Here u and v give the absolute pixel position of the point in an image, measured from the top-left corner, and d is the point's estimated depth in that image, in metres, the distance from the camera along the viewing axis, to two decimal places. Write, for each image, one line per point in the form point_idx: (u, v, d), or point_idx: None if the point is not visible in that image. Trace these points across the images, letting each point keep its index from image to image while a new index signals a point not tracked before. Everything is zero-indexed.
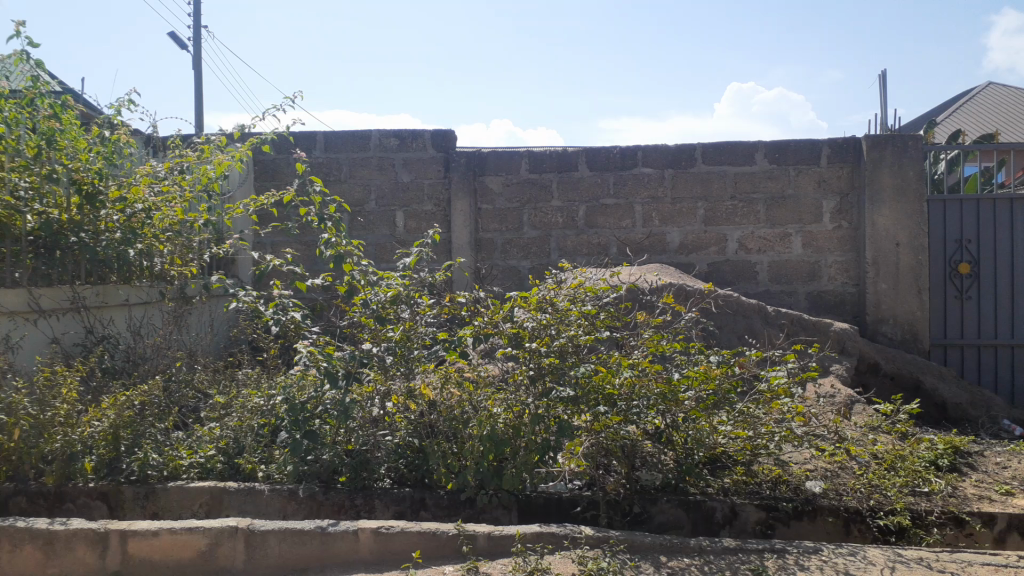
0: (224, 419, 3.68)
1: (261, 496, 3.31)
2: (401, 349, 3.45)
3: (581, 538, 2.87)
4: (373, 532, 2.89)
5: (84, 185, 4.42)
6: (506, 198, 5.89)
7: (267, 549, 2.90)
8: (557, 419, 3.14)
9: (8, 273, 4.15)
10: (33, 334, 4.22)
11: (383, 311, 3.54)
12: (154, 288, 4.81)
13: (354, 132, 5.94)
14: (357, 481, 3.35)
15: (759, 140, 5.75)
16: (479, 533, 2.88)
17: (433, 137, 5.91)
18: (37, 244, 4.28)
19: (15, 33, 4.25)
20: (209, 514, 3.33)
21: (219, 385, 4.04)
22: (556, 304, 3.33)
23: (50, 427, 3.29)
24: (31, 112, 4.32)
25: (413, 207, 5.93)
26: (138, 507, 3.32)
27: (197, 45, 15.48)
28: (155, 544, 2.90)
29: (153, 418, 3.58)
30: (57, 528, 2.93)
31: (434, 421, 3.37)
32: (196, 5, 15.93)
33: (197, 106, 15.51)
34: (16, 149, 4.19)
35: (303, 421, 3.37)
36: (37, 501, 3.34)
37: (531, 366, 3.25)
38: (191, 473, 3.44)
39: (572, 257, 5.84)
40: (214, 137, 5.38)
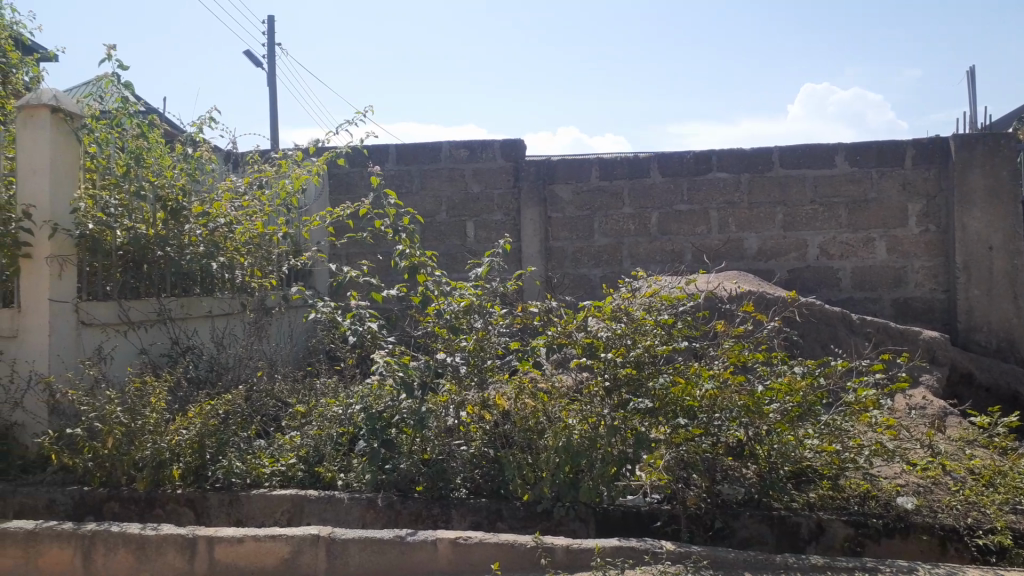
0: (304, 428, 3.77)
1: (341, 504, 3.36)
2: (474, 359, 3.47)
3: (662, 553, 2.81)
4: (452, 543, 2.90)
5: (169, 201, 4.58)
6: (576, 206, 5.86)
7: (348, 558, 2.93)
8: (634, 431, 3.11)
9: (101, 286, 4.33)
10: (123, 346, 4.38)
11: (456, 321, 3.56)
12: (236, 300, 4.95)
13: (425, 143, 6.01)
14: (435, 490, 3.35)
15: (839, 142, 5.57)
16: (556, 545, 2.86)
17: (503, 146, 5.93)
18: (126, 258, 4.42)
19: (107, 57, 4.45)
20: (291, 521, 3.39)
21: (298, 394, 4.12)
22: (631, 314, 3.28)
23: (140, 435, 3.42)
24: (120, 130, 4.54)
25: (483, 217, 5.96)
26: (223, 514, 3.41)
27: (272, 64, 16.00)
28: (241, 550, 2.96)
29: (236, 426, 3.67)
30: (148, 533, 3.02)
31: (509, 431, 3.40)
32: (270, 24, 16.49)
33: (273, 121, 15.97)
34: (106, 167, 4.39)
35: (380, 430, 3.46)
36: (128, 506, 3.44)
37: (607, 376, 3.20)
38: (274, 480, 3.52)
39: (645, 265, 5.77)
40: (292, 152, 5.56)
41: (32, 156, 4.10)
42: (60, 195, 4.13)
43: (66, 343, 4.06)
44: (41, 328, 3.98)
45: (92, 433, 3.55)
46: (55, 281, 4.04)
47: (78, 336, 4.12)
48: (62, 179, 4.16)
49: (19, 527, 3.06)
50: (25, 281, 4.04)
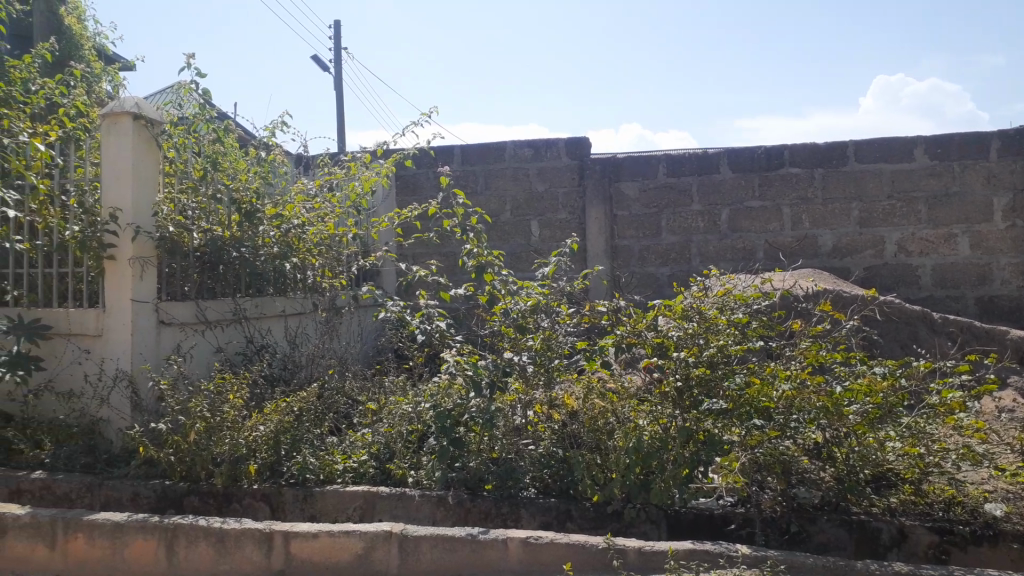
0: (375, 425, 3.86)
1: (412, 501, 3.39)
2: (541, 358, 3.47)
3: (738, 557, 2.75)
4: (523, 542, 2.90)
5: (243, 204, 4.67)
6: (644, 204, 5.79)
7: (420, 555, 2.96)
8: (706, 433, 3.08)
9: (180, 288, 4.51)
10: (201, 344, 4.53)
11: (523, 320, 3.55)
12: (307, 300, 5.14)
13: (490, 143, 6.03)
14: (504, 489, 3.34)
15: (918, 135, 5.38)
16: (628, 547, 2.83)
17: (567, 145, 5.90)
18: (202, 260, 4.58)
19: (188, 66, 4.62)
20: (363, 518, 3.44)
21: (368, 392, 4.20)
22: (703, 312, 3.20)
23: (219, 432, 3.53)
24: (197, 136, 4.71)
25: (548, 216, 5.95)
26: (297, 509, 3.48)
27: (338, 68, 16.30)
28: (315, 546, 3.02)
29: (310, 424, 3.77)
30: (227, 527, 3.10)
31: (577, 431, 3.37)
32: (336, 30, 16.83)
33: (340, 123, 16.25)
34: (184, 172, 4.57)
35: (449, 428, 3.42)
36: (208, 500, 3.54)
37: (678, 377, 3.16)
38: (346, 477, 3.58)
39: (716, 263, 5.67)
40: (360, 154, 5.65)
41: (116, 162, 4.25)
42: (142, 200, 4.28)
43: (147, 341, 4.21)
44: (124, 328, 4.14)
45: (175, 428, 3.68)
46: (137, 282, 4.19)
47: (158, 335, 4.27)
48: (144, 184, 4.31)
49: (106, 519, 3.19)
50: (110, 283, 4.20)
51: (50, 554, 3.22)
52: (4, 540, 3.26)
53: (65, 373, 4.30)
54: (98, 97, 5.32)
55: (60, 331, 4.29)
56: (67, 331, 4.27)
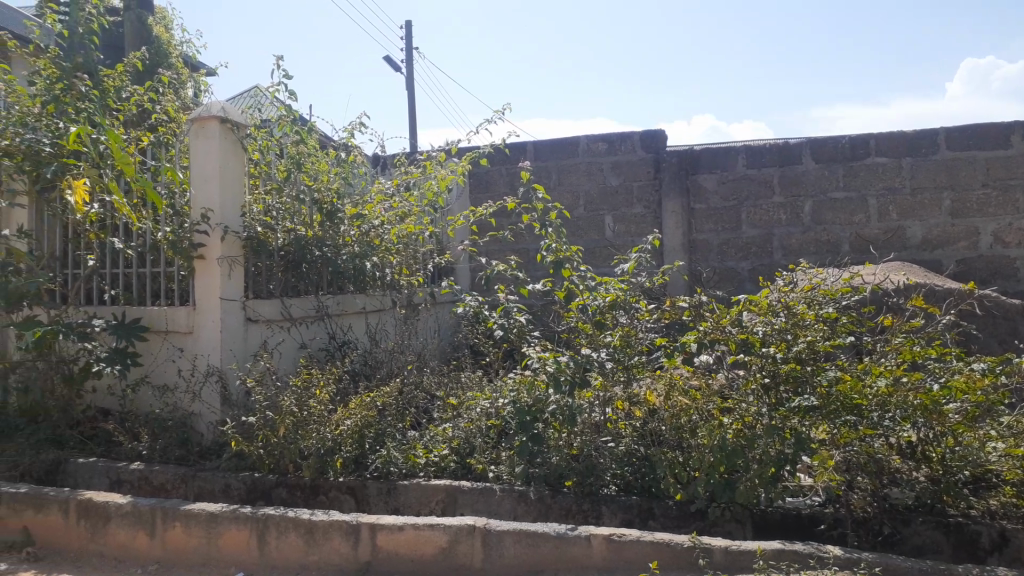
0: (455, 420, 3.91)
1: (493, 496, 3.43)
2: (620, 355, 3.43)
3: (829, 559, 2.68)
4: (606, 539, 2.90)
5: (325, 204, 4.84)
6: (722, 196, 5.69)
7: (504, 549, 2.99)
8: (793, 430, 2.98)
9: (265, 287, 4.65)
10: (287, 340, 4.70)
11: (601, 316, 3.57)
12: (386, 296, 5.26)
13: (563, 138, 6.03)
14: (585, 486, 3.34)
15: (1016, 120, 5.13)
16: (714, 546, 2.80)
17: (642, 138, 5.86)
18: (287, 258, 4.74)
19: (277, 67, 4.78)
20: (445, 512, 3.50)
21: (445, 387, 4.27)
22: (791, 308, 3.14)
23: (306, 425, 3.62)
24: (279, 138, 4.85)
25: (622, 211, 5.91)
26: (382, 502, 3.55)
27: (410, 68, 16.53)
28: (401, 538, 3.07)
29: (392, 418, 3.86)
30: (315, 518, 3.18)
31: (659, 429, 3.33)
32: (407, 29, 17.06)
33: (413, 122, 16.45)
34: (268, 173, 4.74)
35: (529, 424, 3.42)
36: (296, 492, 3.65)
37: (766, 373, 3.10)
38: (428, 470, 3.64)
39: (798, 256, 5.54)
40: (436, 153, 5.73)
41: (204, 165, 4.40)
42: (229, 201, 4.42)
43: (236, 338, 4.36)
44: (214, 325, 4.29)
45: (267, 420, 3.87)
46: (225, 280, 4.33)
47: (246, 332, 4.43)
48: (230, 186, 4.45)
49: (201, 509, 3.31)
50: (200, 281, 4.35)
51: (150, 541, 3.37)
52: (107, 528, 3.43)
53: (160, 369, 4.51)
54: (185, 102, 5.52)
55: (155, 328, 4.48)
56: (161, 329, 4.45)
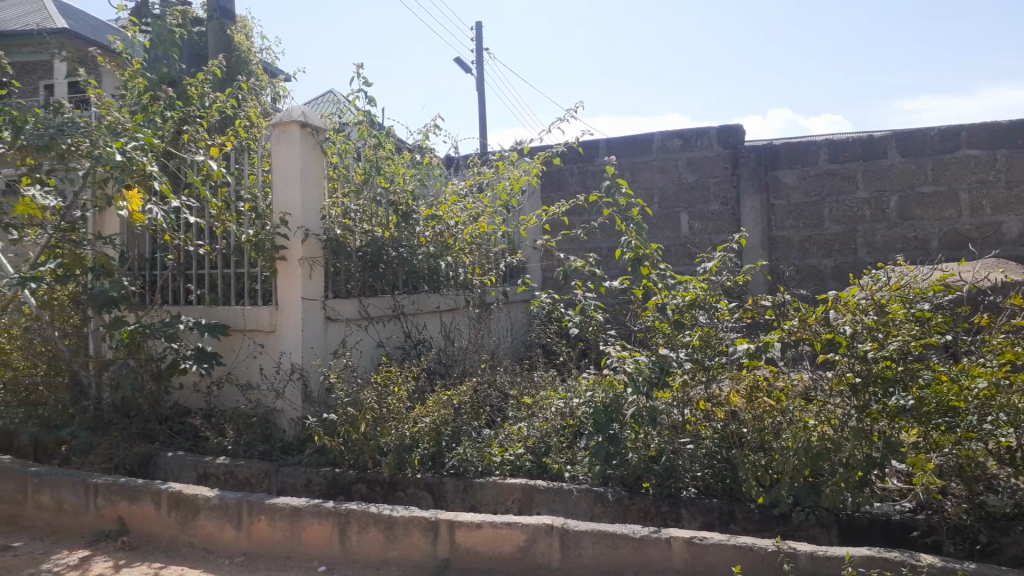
0: (531, 420, 3.92)
1: (570, 496, 3.41)
2: (700, 356, 3.34)
3: (922, 567, 2.60)
4: (687, 542, 2.86)
5: (400, 206, 4.91)
6: (803, 192, 5.54)
7: (582, 550, 2.98)
8: (882, 434, 2.91)
9: (344, 286, 4.75)
10: (365, 338, 4.81)
11: (680, 316, 3.50)
12: (460, 296, 5.30)
13: (638, 135, 5.97)
14: (664, 488, 3.30)
15: None
16: (800, 551, 2.73)
17: (719, 133, 5.75)
18: (364, 259, 4.82)
19: (357, 76, 4.98)
20: (522, 511, 3.50)
21: (519, 386, 4.28)
22: (882, 305, 3.05)
23: (385, 422, 3.69)
24: (358, 143, 4.98)
25: (698, 208, 5.82)
26: (459, 499, 3.57)
27: (480, 69, 16.62)
28: (480, 536, 3.09)
29: (468, 416, 3.90)
30: (396, 514, 3.23)
31: (743, 432, 3.25)
32: (477, 31, 17.18)
33: (483, 123, 16.57)
34: (346, 176, 4.85)
35: (605, 424, 3.40)
36: (375, 488, 3.71)
37: (857, 373, 3.00)
38: (504, 468, 3.64)
39: (884, 253, 5.34)
40: (508, 153, 5.77)
41: (286, 167, 4.51)
42: (309, 203, 4.54)
43: (316, 337, 4.47)
44: (295, 324, 4.41)
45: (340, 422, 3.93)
46: (305, 281, 4.44)
47: (326, 331, 4.54)
48: (310, 189, 4.56)
49: (285, 503, 3.40)
50: (282, 281, 4.47)
51: (236, 533, 3.47)
52: (196, 519, 3.56)
53: (243, 365, 4.65)
54: (264, 107, 5.68)
55: (238, 327, 4.62)
56: (244, 327, 4.60)
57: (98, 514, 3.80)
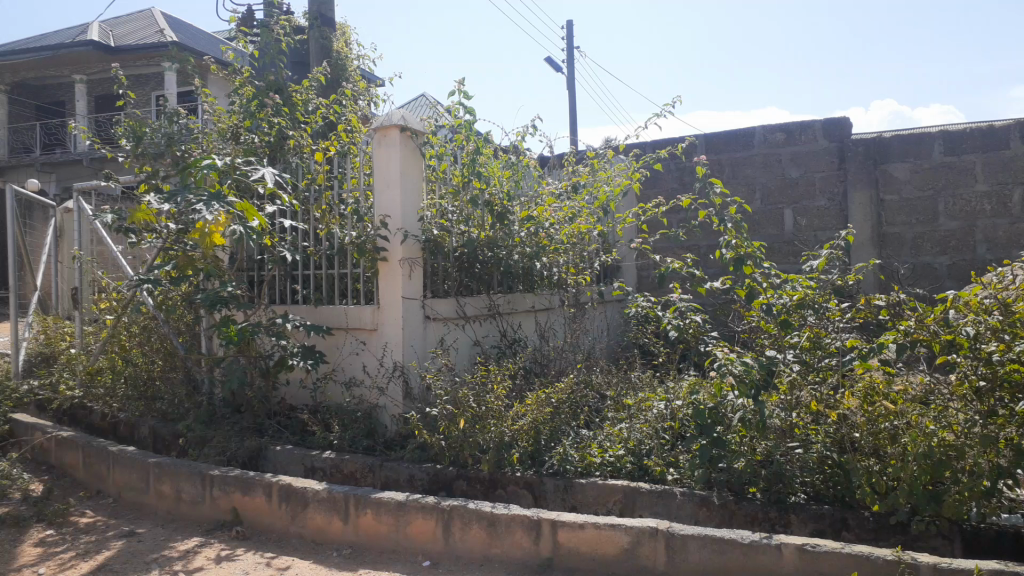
0: (631, 421, 3.88)
1: (673, 499, 3.37)
2: (809, 357, 3.30)
3: None
4: (799, 549, 2.78)
5: (496, 206, 4.99)
6: (915, 186, 5.29)
7: (688, 555, 2.93)
8: (1011, 440, 2.76)
9: (441, 286, 4.84)
10: (461, 337, 4.88)
11: (788, 317, 3.43)
12: (553, 295, 5.35)
13: (738, 130, 5.86)
14: (772, 493, 3.22)
15: None
16: (922, 562, 2.63)
17: (825, 126, 5.55)
18: (460, 259, 4.89)
19: (456, 90, 4.99)
20: (623, 513, 3.47)
21: (616, 387, 4.24)
22: (1007, 304, 2.90)
23: (484, 420, 3.75)
24: (457, 146, 5.06)
25: (803, 203, 5.65)
26: (559, 499, 3.56)
27: (571, 67, 16.59)
28: (583, 536, 3.08)
29: (566, 416, 3.89)
30: (498, 512, 3.25)
31: (857, 436, 3.11)
32: (568, 28, 17.16)
33: (574, 123, 16.57)
34: (445, 179, 4.93)
35: (709, 428, 3.32)
36: (475, 485, 3.74)
37: (982, 376, 2.85)
38: (604, 470, 3.61)
39: (1006, 250, 5.05)
40: (605, 152, 5.77)
41: (386, 170, 4.61)
42: (408, 204, 4.62)
43: (416, 335, 4.56)
44: (396, 323, 4.51)
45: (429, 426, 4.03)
46: (406, 280, 4.53)
47: (425, 329, 4.63)
48: (410, 191, 4.64)
49: (390, 498, 3.48)
50: (383, 281, 4.58)
51: (344, 526, 3.57)
52: (305, 512, 3.68)
53: (346, 363, 4.78)
54: (363, 112, 5.81)
55: (342, 325, 4.76)
56: (348, 326, 4.73)
57: (214, 504, 3.98)
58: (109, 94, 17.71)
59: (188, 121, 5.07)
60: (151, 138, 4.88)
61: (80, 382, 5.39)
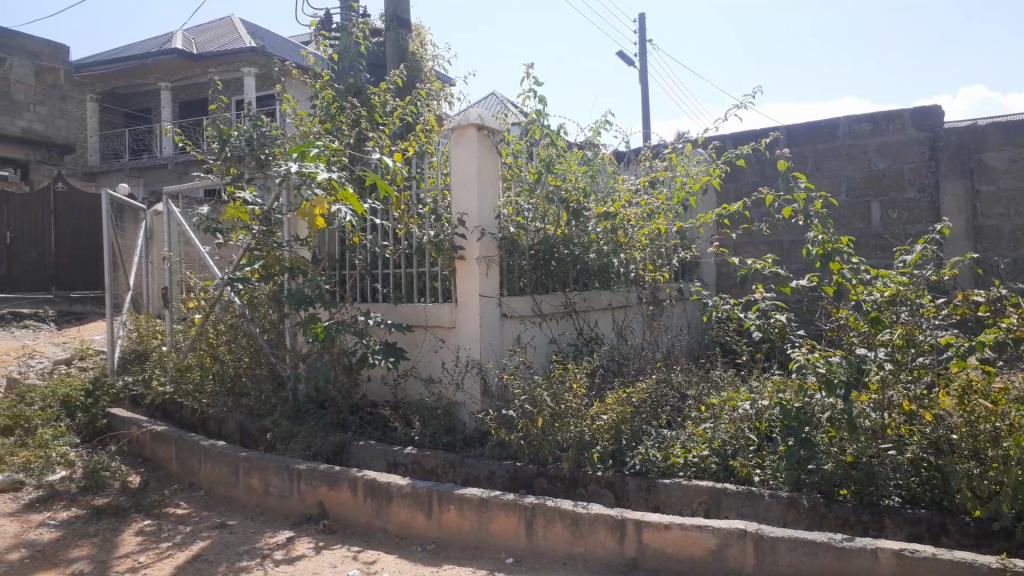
0: (714, 421, 3.79)
1: (761, 501, 3.30)
2: (901, 355, 3.17)
3: None
4: (895, 555, 2.69)
5: (572, 203, 5.00)
6: (1014, 176, 5.04)
7: (778, 557, 2.88)
8: None
9: (517, 283, 4.86)
10: (538, 334, 4.89)
11: (878, 314, 3.31)
12: (630, 293, 5.33)
13: (822, 121, 5.73)
14: (864, 495, 3.12)
15: None
16: None
17: (914, 115, 5.36)
18: (536, 257, 4.90)
19: (527, 75, 4.98)
20: (709, 514, 3.41)
21: (697, 386, 4.17)
22: None
23: (564, 418, 3.74)
24: (532, 142, 5.05)
25: (892, 196, 5.47)
26: (642, 499, 3.53)
27: (643, 61, 16.41)
28: (668, 537, 3.05)
29: (647, 416, 3.85)
30: (581, 511, 3.25)
31: (956, 438, 3.00)
32: (641, 22, 16.99)
33: (645, 117, 16.42)
34: (520, 176, 4.94)
35: (796, 428, 3.26)
36: (557, 483, 3.74)
37: None
38: (688, 471, 3.57)
39: None
40: (682, 146, 5.67)
41: (464, 170, 4.66)
42: (485, 202, 4.66)
43: (494, 333, 4.60)
44: (473, 320, 4.55)
45: (507, 421, 4.03)
46: (482, 278, 4.56)
47: (502, 326, 4.65)
48: (487, 189, 4.68)
49: (473, 494, 3.51)
50: (461, 278, 4.63)
51: (427, 522, 3.63)
52: (390, 506, 3.74)
53: (425, 360, 4.84)
54: (438, 113, 5.87)
55: (421, 323, 4.82)
56: (427, 323, 4.79)
57: (301, 498, 4.09)
58: (193, 100, 18.37)
59: (272, 125, 5.21)
60: (237, 143, 5.03)
61: (172, 378, 5.60)
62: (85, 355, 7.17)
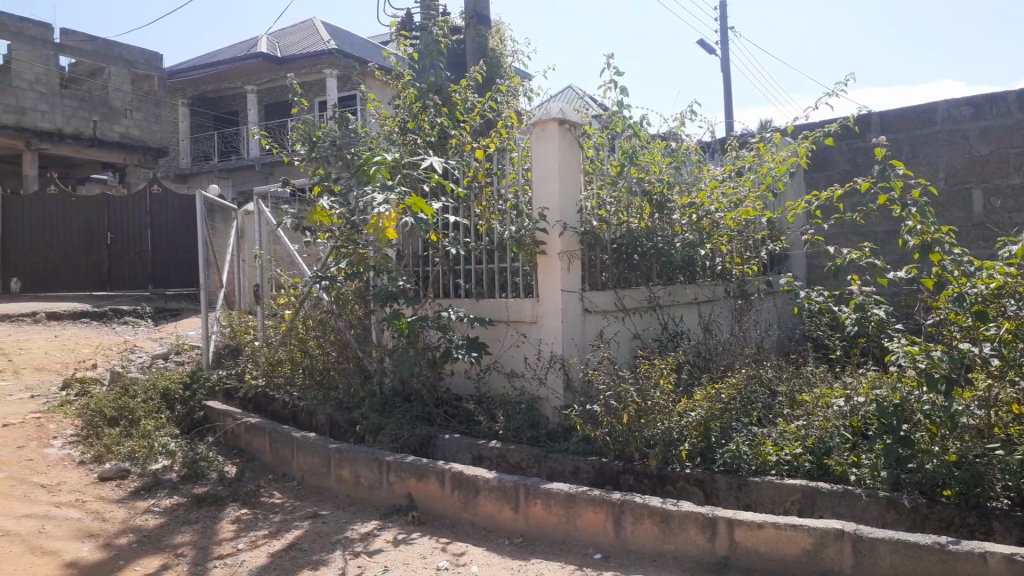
0: (808, 418, 3.70)
1: (858, 501, 3.20)
2: (1008, 350, 3.09)
3: None
4: (1006, 559, 2.58)
5: (654, 194, 4.91)
6: None
7: (879, 559, 2.79)
8: None
9: (598, 277, 4.85)
10: (621, 330, 4.87)
11: (983, 307, 3.14)
12: (717, 286, 5.33)
13: (918, 106, 5.51)
14: (969, 496, 2.99)
15: None
16: None
17: (1020, 96, 5.16)
18: (619, 251, 4.87)
19: (608, 67, 4.99)
20: (803, 512, 3.33)
21: (788, 381, 4.08)
22: None
23: (650, 415, 3.70)
24: (616, 136, 5.01)
25: (995, 182, 5.27)
26: (732, 497, 3.47)
27: (724, 50, 16.10)
28: (762, 536, 2.99)
29: (736, 412, 3.78)
30: (670, 508, 3.21)
31: None
32: (721, 11, 16.69)
33: (725, 107, 16.14)
34: (602, 169, 4.89)
35: (894, 424, 3.19)
36: (643, 479, 3.69)
37: None
38: (781, 469, 3.48)
39: None
40: (770, 135, 5.57)
41: (543, 166, 4.64)
42: (567, 196, 4.64)
43: (575, 329, 4.58)
44: (555, 314, 4.54)
45: (591, 417, 4.03)
46: (565, 274, 4.55)
47: (584, 322, 4.63)
48: (568, 184, 4.66)
49: (560, 489, 3.52)
50: (543, 274, 4.61)
51: (515, 516, 3.65)
52: (477, 499, 3.78)
53: (508, 354, 4.86)
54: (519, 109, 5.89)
55: (503, 318, 4.84)
56: (508, 318, 4.81)
57: (390, 489, 4.17)
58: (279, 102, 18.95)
59: (356, 125, 5.31)
60: (323, 144, 5.16)
61: (264, 372, 5.78)
62: (180, 350, 7.46)
